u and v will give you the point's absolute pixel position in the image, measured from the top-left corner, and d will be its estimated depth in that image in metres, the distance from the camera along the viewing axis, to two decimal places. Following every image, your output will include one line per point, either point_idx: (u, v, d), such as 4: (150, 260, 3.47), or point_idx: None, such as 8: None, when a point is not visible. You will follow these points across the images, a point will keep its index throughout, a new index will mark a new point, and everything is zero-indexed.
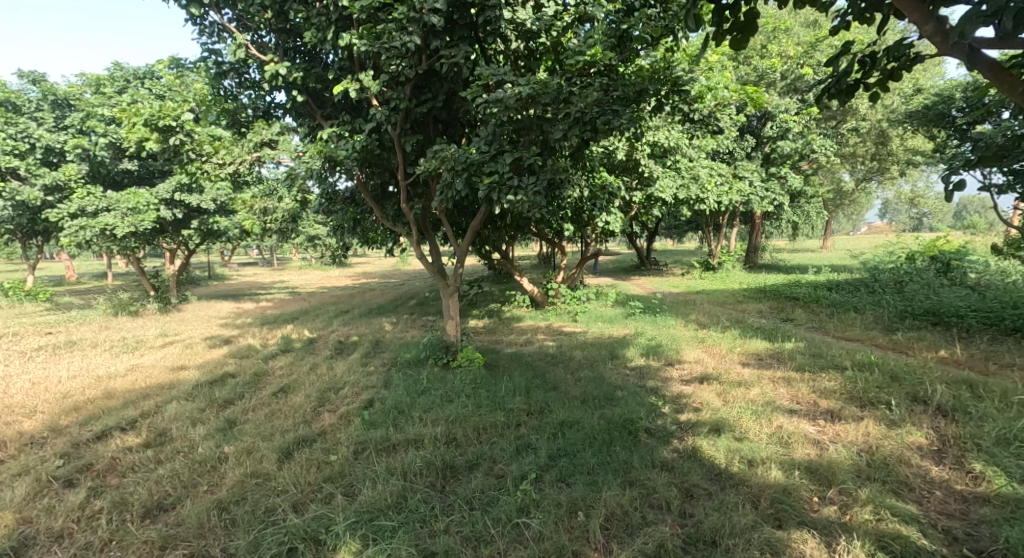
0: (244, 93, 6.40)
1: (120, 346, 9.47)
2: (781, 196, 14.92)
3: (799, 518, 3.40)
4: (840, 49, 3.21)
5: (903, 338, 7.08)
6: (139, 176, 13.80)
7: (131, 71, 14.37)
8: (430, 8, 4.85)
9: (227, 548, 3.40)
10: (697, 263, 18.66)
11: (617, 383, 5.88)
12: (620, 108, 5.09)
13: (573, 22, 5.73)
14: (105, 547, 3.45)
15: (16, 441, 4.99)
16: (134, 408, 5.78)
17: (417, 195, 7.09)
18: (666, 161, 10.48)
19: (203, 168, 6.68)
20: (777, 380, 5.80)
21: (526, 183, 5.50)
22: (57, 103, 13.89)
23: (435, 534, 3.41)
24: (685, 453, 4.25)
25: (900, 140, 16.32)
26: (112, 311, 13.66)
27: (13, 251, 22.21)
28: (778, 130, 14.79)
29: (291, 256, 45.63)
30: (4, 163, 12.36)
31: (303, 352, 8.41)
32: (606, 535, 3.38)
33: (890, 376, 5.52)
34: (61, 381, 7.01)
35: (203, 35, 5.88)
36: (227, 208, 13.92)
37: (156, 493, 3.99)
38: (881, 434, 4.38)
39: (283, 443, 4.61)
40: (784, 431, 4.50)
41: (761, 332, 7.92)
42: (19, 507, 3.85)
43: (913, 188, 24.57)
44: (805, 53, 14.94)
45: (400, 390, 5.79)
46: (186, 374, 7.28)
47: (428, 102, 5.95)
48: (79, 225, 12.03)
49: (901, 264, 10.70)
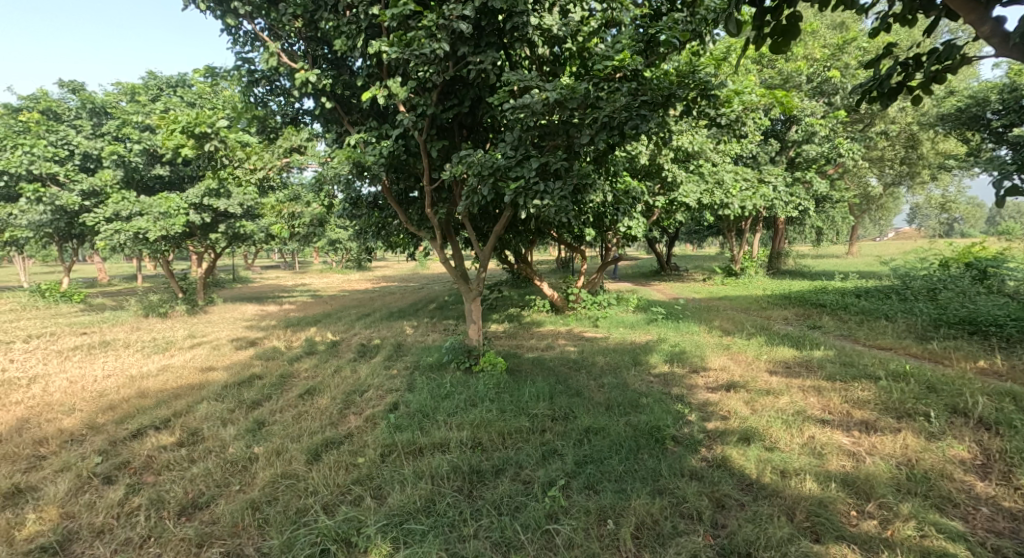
0: (275, 100, 6.52)
1: (152, 346, 9.76)
2: (807, 201, 14.59)
3: (837, 533, 3.32)
4: (881, 52, 3.18)
5: (939, 348, 6.86)
6: (170, 182, 14.11)
7: (164, 80, 14.90)
8: (458, 15, 4.93)
9: (262, 548, 3.45)
10: (718, 269, 18.40)
11: (641, 389, 5.81)
12: (649, 112, 5.00)
13: (599, 27, 5.76)
14: (144, 543, 3.54)
15: (57, 438, 5.15)
16: (167, 408, 5.91)
17: (441, 199, 7.10)
18: (689, 166, 10.41)
19: (234, 174, 6.83)
20: (807, 389, 5.67)
21: (552, 189, 5.49)
22: (95, 111, 14.42)
23: (464, 538, 3.43)
24: (715, 462, 4.18)
25: (931, 143, 15.95)
26: (143, 312, 14.07)
27: (47, 253, 22.99)
28: (804, 134, 14.60)
29: (313, 259, 46.52)
30: (45, 169, 12.82)
31: (327, 354, 8.54)
32: (637, 544, 3.35)
33: (927, 387, 5.35)
34: (97, 380, 7.22)
35: (236, 44, 6.03)
36: (253, 212, 14.20)
37: (190, 491, 4.07)
38: (920, 447, 4.25)
39: (311, 444, 4.68)
40: (817, 442, 4.40)
41: (788, 339, 7.74)
42: (63, 502, 3.97)
43: (945, 192, 23.86)
44: (832, 56, 14.63)
45: (425, 393, 5.80)
46: (215, 374, 7.43)
47: (454, 108, 5.97)
48: (113, 229, 12.37)
49: (934, 271, 10.39)
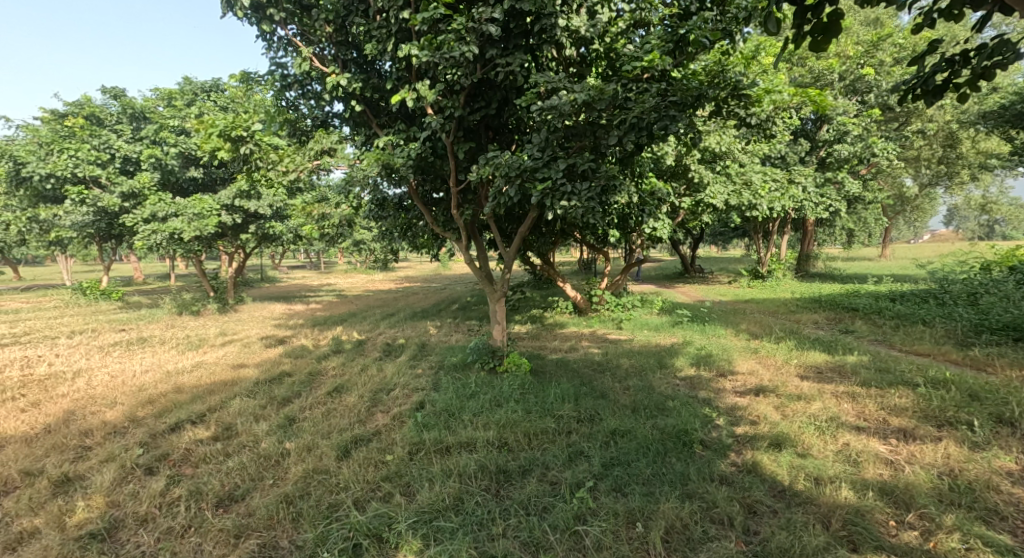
0: (306, 103, 6.64)
1: (185, 343, 10.04)
2: (838, 202, 14.21)
3: (876, 543, 3.24)
4: (927, 48, 3.11)
5: (981, 355, 6.63)
6: (204, 183, 14.52)
7: (198, 85, 15.40)
8: (488, 18, 4.96)
9: (296, 540, 3.53)
10: (745, 270, 17.97)
11: (667, 392, 5.76)
12: (679, 113, 4.90)
13: (627, 28, 5.79)
14: (185, 532, 3.68)
15: (100, 430, 5.36)
16: (202, 402, 6.10)
17: (467, 201, 7.13)
18: (716, 167, 10.26)
19: (267, 176, 7.01)
20: (840, 395, 5.54)
21: (580, 189, 5.46)
22: (135, 116, 14.98)
23: (493, 537, 3.45)
24: (745, 468, 4.11)
25: (971, 142, 15.35)
26: (177, 311, 14.47)
27: (87, 253, 23.90)
28: (836, 133, 14.23)
29: (338, 260, 47.30)
30: (89, 172, 13.37)
31: (354, 353, 8.69)
32: (667, 549, 3.32)
33: (969, 395, 5.18)
34: (136, 375, 7.48)
35: (270, 50, 6.18)
36: (282, 213, 14.52)
37: (227, 484, 4.20)
38: (964, 457, 4.11)
39: (341, 441, 4.76)
40: (852, 449, 4.29)
41: (819, 344, 7.57)
42: (108, 491, 4.14)
43: (987, 192, 22.94)
44: (865, 52, 14.23)
45: (450, 393, 5.86)
46: (246, 372, 7.63)
47: (481, 110, 6.01)
48: (151, 229, 12.77)
49: (976, 275, 10.01)
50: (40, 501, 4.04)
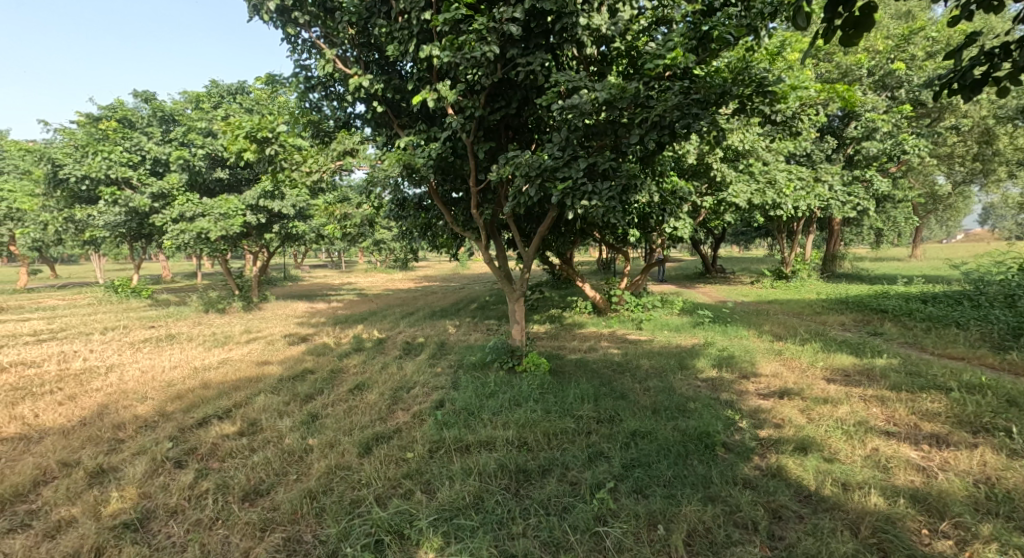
0: (329, 104, 6.71)
1: (212, 340, 10.28)
2: (866, 200, 13.88)
3: (908, 551, 3.16)
4: (964, 41, 2.99)
5: (1018, 359, 6.40)
6: (230, 184, 14.85)
7: (225, 87, 15.79)
8: (509, 17, 4.97)
9: (320, 535, 3.59)
10: (768, 271, 17.62)
11: (688, 394, 5.70)
12: (701, 111, 4.83)
13: (649, 25, 5.76)
14: (212, 525, 3.77)
15: (132, 423, 5.52)
16: (228, 398, 6.23)
17: (486, 201, 7.13)
18: (739, 165, 10.07)
19: (291, 177, 7.03)
20: (868, 398, 5.39)
21: (601, 189, 5.41)
22: (164, 119, 15.41)
23: (513, 536, 3.46)
24: (770, 472, 4.03)
25: (1009, 138, 14.74)
26: (204, 309, 14.84)
27: (119, 253, 24.71)
28: (863, 130, 13.80)
29: (359, 260, 47.87)
30: (121, 173, 13.77)
31: (374, 351, 8.79)
32: (690, 551, 3.30)
33: (1007, 401, 5.01)
34: (165, 371, 7.68)
35: (295, 53, 6.28)
36: (305, 213, 14.79)
37: (252, 478, 4.28)
38: (1001, 465, 3.96)
39: (362, 438, 4.82)
40: (882, 454, 4.18)
41: (847, 346, 7.39)
42: (140, 483, 4.27)
43: None
44: (896, 47, 13.84)
45: (469, 391, 5.89)
46: (270, 368, 7.78)
47: (501, 109, 6.02)
48: (179, 229, 13.07)
49: (1013, 275, 9.65)
50: (77, 491, 4.19)
